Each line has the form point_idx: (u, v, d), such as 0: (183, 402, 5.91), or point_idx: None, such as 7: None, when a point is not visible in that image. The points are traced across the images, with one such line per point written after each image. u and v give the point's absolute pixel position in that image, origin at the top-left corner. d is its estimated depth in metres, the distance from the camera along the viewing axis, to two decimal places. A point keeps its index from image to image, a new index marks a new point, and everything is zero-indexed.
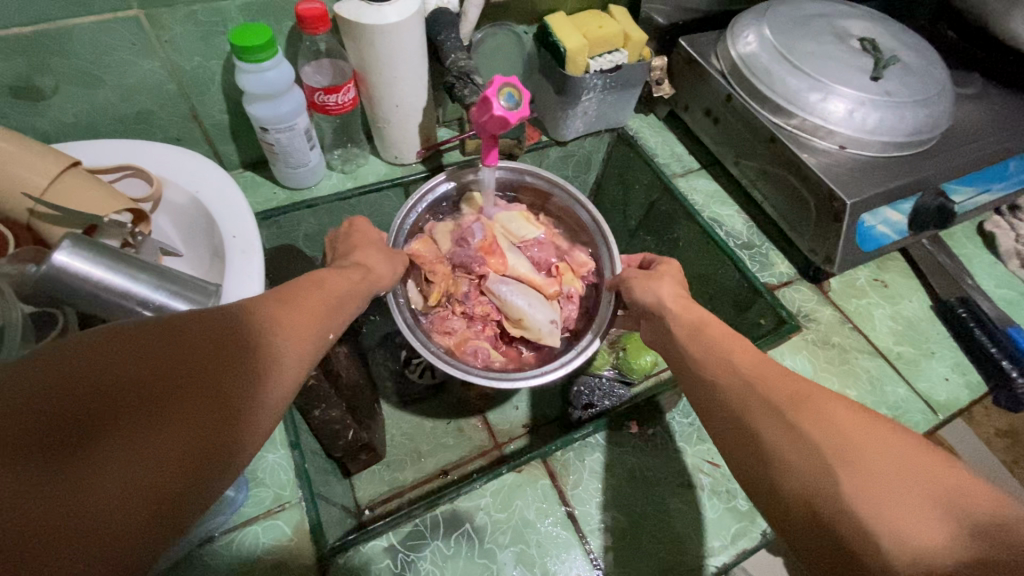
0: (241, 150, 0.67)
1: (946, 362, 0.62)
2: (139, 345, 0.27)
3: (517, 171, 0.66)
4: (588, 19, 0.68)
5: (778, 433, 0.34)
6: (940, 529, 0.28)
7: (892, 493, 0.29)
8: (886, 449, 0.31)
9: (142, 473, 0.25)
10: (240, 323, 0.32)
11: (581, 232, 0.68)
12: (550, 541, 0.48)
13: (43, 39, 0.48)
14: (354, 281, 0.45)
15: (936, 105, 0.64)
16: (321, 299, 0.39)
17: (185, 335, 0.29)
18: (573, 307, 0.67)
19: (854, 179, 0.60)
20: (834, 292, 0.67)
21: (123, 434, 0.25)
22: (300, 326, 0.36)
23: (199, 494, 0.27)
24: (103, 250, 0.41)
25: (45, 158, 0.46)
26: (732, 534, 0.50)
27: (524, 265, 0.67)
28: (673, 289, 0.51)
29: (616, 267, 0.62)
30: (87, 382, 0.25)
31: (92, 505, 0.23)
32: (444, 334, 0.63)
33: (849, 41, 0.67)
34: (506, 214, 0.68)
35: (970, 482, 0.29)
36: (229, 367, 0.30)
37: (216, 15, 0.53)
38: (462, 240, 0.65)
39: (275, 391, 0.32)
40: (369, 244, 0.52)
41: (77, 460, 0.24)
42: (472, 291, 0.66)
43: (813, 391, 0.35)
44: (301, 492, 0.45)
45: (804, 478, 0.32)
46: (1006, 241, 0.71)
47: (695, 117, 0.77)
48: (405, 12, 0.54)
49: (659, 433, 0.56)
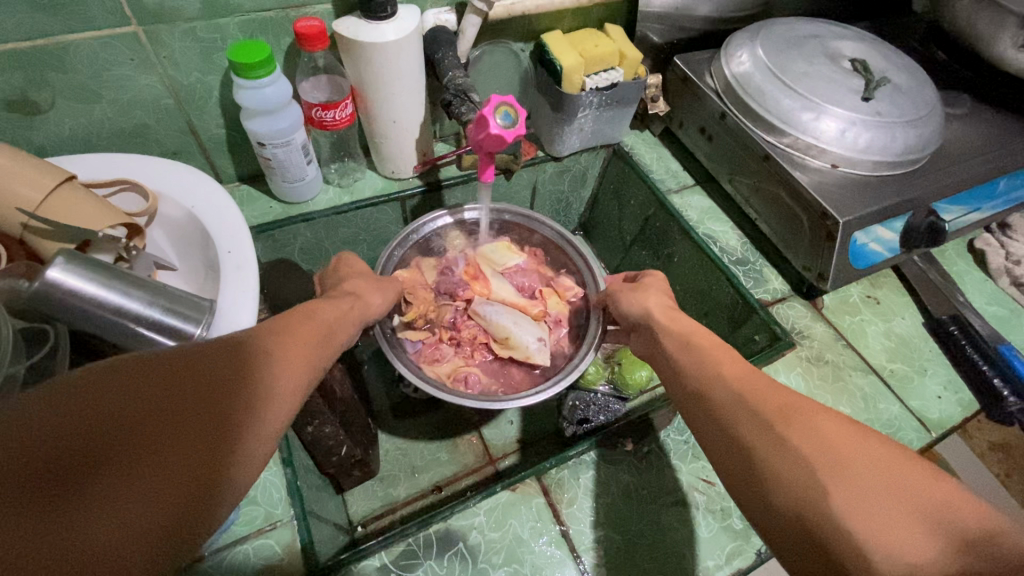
0: (237, 163, 0.67)
1: (938, 380, 0.63)
2: (129, 381, 0.28)
3: (498, 210, 0.69)
4: (584, 38, 0.69)
5: (764, 446, 0.34)
6: (926, 543, 0.28)
7: (882, 507, 0.29)
8: (875, 462, 0.31)
9: (128, 515, 0.25)
10: (234, 354, 0.33)
11: (564, 261, 0.70)
12: (544, 561, 0.48)
13: (41, 53, 0.48)
14: (344, 309, 0.45)
15: (926, 126, 0.65)
16: (312, 331, 0.40)
17: (176, 369, 0.29)
18: (561, 331, 0.66)
19: (846, 198, 0.61)
20: (828, 309, 0.67)
21: (110, 475, 0.25)
22: (292, 354, 0.36)
23: (190, 533, 0.27)
24: (96, 265, 0.40)
25: (41, 172, 0.46)
26: (727, 553, 0.49)
27: (507, 290, 0.68)
28: (660, 299, 0.52)
29: (599, 283, 0.64)
30: (76, 421, 0.25)
31: (76, 550, 0.23)
32: (433, 364, 0.62)
33: (840, 61, 0.68)
34: (489, 246, 0.70)
35: (956, 495, 0.30)
36: (220, 400, 0.30)
37: (215, 31, 0.53)
38: (446, 270, 0.68)
39: (272, 420, 0.32)
40: (354, 274, 0.52)
41: (63, 504, 0.24)
42: (460, 316, 0.66)
43: (801, 405, 0.35)
44: (293, 511, 0.45)
45: (793, 492, 0.31)
46: (996, 259, 0.72)
47: (690, 133, 0.78)
48: (403, 30, 0.54)
49: (654, 449, 0.55)
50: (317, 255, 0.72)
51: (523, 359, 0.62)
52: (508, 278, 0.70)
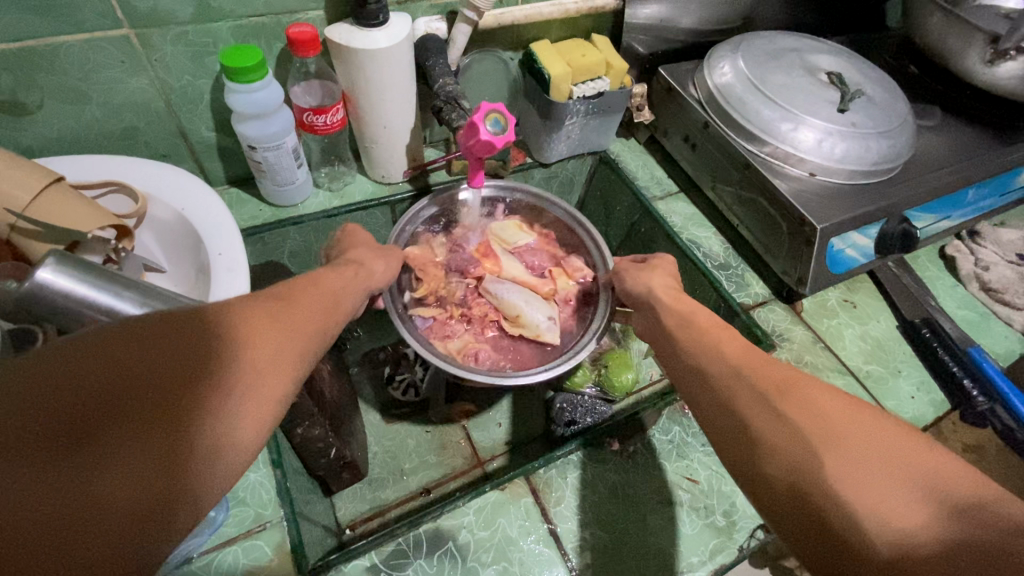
0: (227, 167, 0.66)
1: (912, 381, 0.65)
2: (140, 341, 0.28)
3: (507, 188, 0.70)
4: (571, 47, 0.71)
5: (763, 420, 0.35)
6: (918, 511, 0.28)
7: (875, 475, 0.30)
8: (870, 433, 0.32)
9: (139, 475, 0.25)
10: (243, 319, 0.33)
11: (574, 240, 0.70)
12: (532, 559, 0.48)
13: (31, 54, 0.48)
14: (348, 276, 0.46)
15: (899, 137, 0.67)
16: (318, 298, 0.40)
17: (181, 332, 0.30)
18: (569, 309, 0.67)
19: (824, 205, 0.63)
20: (807, 312, 0.70)
21: (123, 433, 0.26)
22: (298, 320, 0.37)
23: (199, 492, 0.27)
24: (86, 265, 0.40)
25: (30, 173, 0.46)
26: (711, 549, 0.50)
27: (518, 269, 0.69)
28: (663, 280, 0.53)
29: (608, 261, 0.64)
30: (89, 379, 0.26)
31: (92, 504, 0.24)
32: (444, 340, 0.62)
33: (817, 74, 0.71)
34: (499, 224, 0.71)
35: (952, 466, 0.30)
36: (230, 366, 0.31)
37: (208, 36, 0.53)
38: (456, 249, 0.70)
39: (282, 384, 0.33)
40: (360, 244, 0.53)
41: (75, 461, 0.24)
42: (469, 294, 0.67)
43: (800, 380, 0.36)
44: (283, 512, 0.46)
45: (785, 462, 0.32)
46: (966, 265, 0.75)
47: (674, 142, 0.80)
48: (395, 37, 0.55)
49: (640, 449, 0.57)
50: (307, 259, 0.72)
51: (533, 337, 0.62)
52: (518, 257, 0.71)
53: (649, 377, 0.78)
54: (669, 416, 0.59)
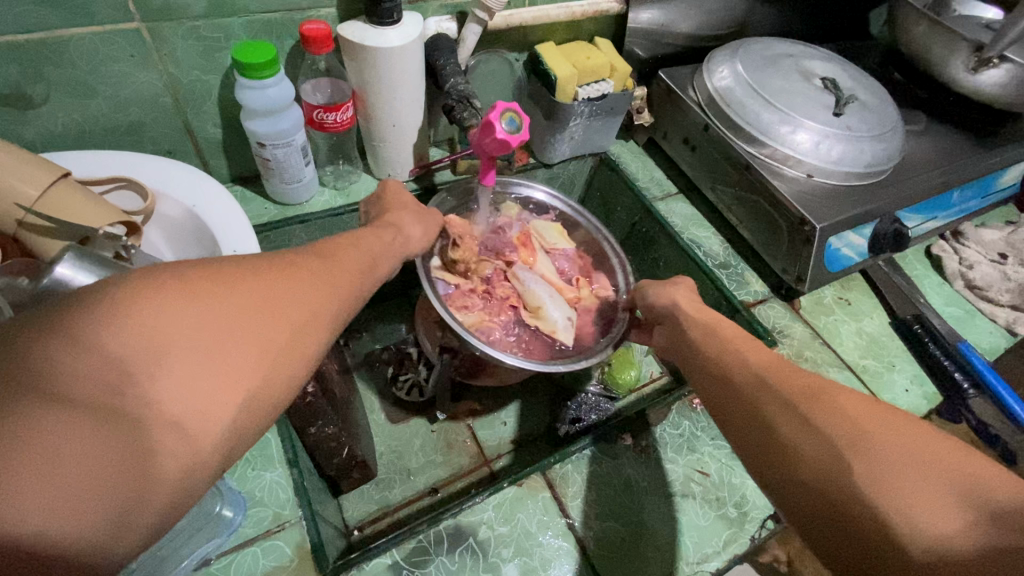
0: (231, 165, 0.66)
1: (906, 375, 0.68)
2: (176, 289, 0.27)
3: (553, 198, 0.73)
4: (576, 50, 0.72)
5: (788, 426, 0.36)
6: (955, 517, 0.29)
7: (908, 481, 0.31)
8: (898, 438, 0.33)
9: (170, 435, 0.25)
10: (281, 272, 0.32)
11: (602, 258, 0.72)
12: (551, 552, 0.49)
13: (39, 47, 0.47)
14: (385, 241, 0.46)
15: (890, 140, 0.70)
16: (357, 259, 0.40)
17: (215, 284, 0.29)
18: (587, 318, 0.67)
19: (823, 206, 0.65)
20: (805, 309, 0.72)
21: (156, 394, 0.25)
22: (335, 279, 0.36)
23: (224, 446, 0.27)
24: (103, 262, 0.39)
25: (38, 167, 0.45)
26: (724, 540, 0.51)
27: (550, 269, 0.70)
28: (688, 296, 0.55)
29: (631, 284, 0.67)
30: (123, 326, 0.25)
31: (121, 452, 0.23)
32: (463, 312, 0.62)
33: (812, 79, 0.73)
34: (543, 224, 0.72)
35: (988, 470, 0.31)
36: (266, 328, 0.29)
37: (219, 30, 0.53)
38: (499, 232, 0.70)
39: (314, 351, 0.32)
40: (401, 206, 0.54)
41: (106, 407, 0.24)
42: (497, 275, 0.67)
43: (825, 386, 0.38)
44: (301, 510, 0.45)
45: (814, 469, 0.33)
46: (951, 264, 0.78)
47: (673, 144, 0.82)
48: (407, 36, 0.56)
49: (653, 444, 0.57)
50: None
51: (547, 332, 0.63)
52: (552, 258, 0.72)
53: (649, 375, 0.79)
54: (678, 410, 0.61)
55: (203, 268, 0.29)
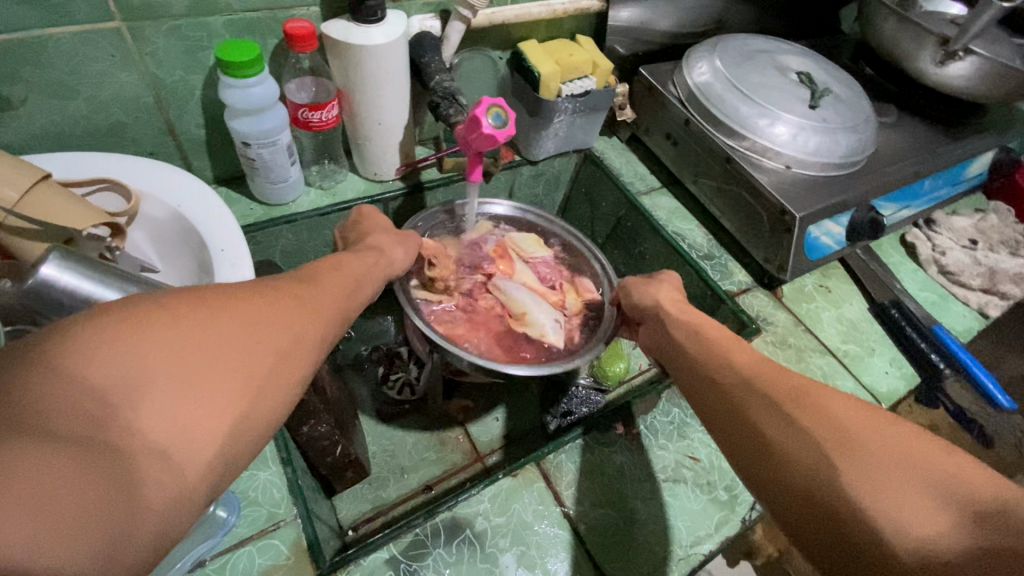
0: (216, 166, 0.65)
1: (885, 358, 0.70)
2: (159, 316, 0.26)
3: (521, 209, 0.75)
4: (558, 47, 0.73)
5: (774, 429, 0.36)
6: (939, 516, 0.30)
7: (895, 483, 0.31)
8: (883, 441, 0.33)
9: (160, 465, 0.24)
10: (264, 297, 0.32)
11: (582, 263, 0.73)
12: (547, 541, 0.49)
13: (17, 48, 0.47)
14: (371, 263, 0.46)
15: (864, 131, 0.72)
16: (339, 281, 0.40)
17: (199, 309, 0.28)
18: (575, 323, 0.67)
19: (801, 195, 0.67)
20: (787, 297, 0.74)
21: (143, 424, 0.24)
22: (320, 302, 0.36)
23: (212, 476, 0.26)
24: (92, 262, 0.37)
25: (18, 170, 0.44)
26: (716, 523, 0.52)
27: (529, 276, 0.69)
28: (670, 294, 0.56)
29: (616, 281, 0.68)
30: (104, 356, 0.24)
31: (107, 485, 0.22)
32: (447, 326, 0.63)
33: (788, 73, 0.75)
34: (519, 235, 0.73)
35: (971, 467, 0.32)
36: (252, 352, 0.29)
37: (202, 29, 0.52)
38: (476, 246, 0.71)
39: (298, 373, 0.31)
40: (379, 228, 0.54)
41: (91, 438, 0.23)
42: (477, 288, 0.68)
43: (809, 387, 0.38)
44: (296, 508, 0.45)
45: (801, 467, 0.34)
46: (925, 250, 0.81)
47: (656, 139, 0.83)
48: (391, 34, 0.56)
49: (644, 431, 0.58)
50: (298, 259, 0.71)
51: (538, 336, 0.63)
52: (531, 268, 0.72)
53: (637, 367, 0.81)
54: (668, 398, 0.62)
55: (185, 294, 0.28)
